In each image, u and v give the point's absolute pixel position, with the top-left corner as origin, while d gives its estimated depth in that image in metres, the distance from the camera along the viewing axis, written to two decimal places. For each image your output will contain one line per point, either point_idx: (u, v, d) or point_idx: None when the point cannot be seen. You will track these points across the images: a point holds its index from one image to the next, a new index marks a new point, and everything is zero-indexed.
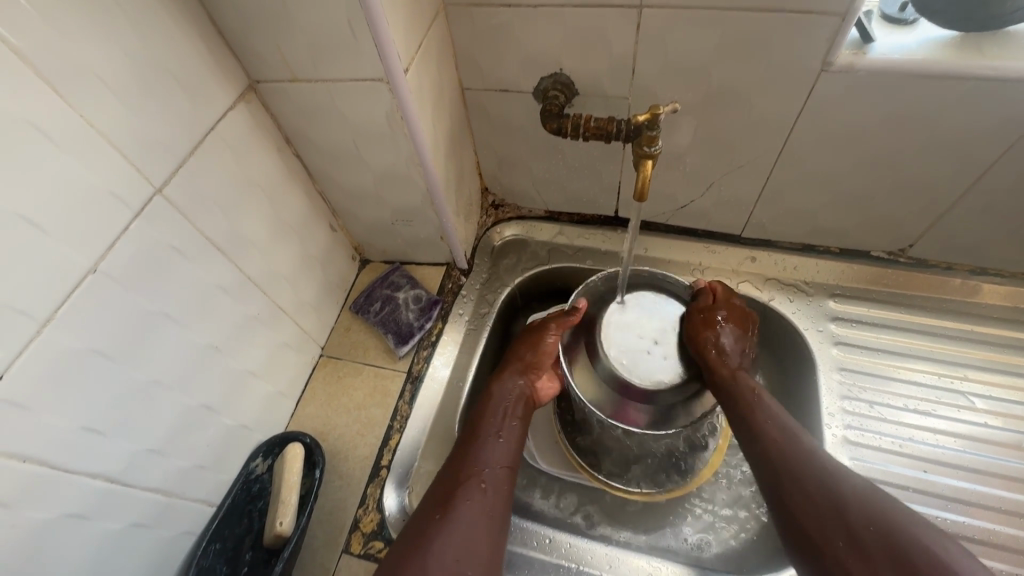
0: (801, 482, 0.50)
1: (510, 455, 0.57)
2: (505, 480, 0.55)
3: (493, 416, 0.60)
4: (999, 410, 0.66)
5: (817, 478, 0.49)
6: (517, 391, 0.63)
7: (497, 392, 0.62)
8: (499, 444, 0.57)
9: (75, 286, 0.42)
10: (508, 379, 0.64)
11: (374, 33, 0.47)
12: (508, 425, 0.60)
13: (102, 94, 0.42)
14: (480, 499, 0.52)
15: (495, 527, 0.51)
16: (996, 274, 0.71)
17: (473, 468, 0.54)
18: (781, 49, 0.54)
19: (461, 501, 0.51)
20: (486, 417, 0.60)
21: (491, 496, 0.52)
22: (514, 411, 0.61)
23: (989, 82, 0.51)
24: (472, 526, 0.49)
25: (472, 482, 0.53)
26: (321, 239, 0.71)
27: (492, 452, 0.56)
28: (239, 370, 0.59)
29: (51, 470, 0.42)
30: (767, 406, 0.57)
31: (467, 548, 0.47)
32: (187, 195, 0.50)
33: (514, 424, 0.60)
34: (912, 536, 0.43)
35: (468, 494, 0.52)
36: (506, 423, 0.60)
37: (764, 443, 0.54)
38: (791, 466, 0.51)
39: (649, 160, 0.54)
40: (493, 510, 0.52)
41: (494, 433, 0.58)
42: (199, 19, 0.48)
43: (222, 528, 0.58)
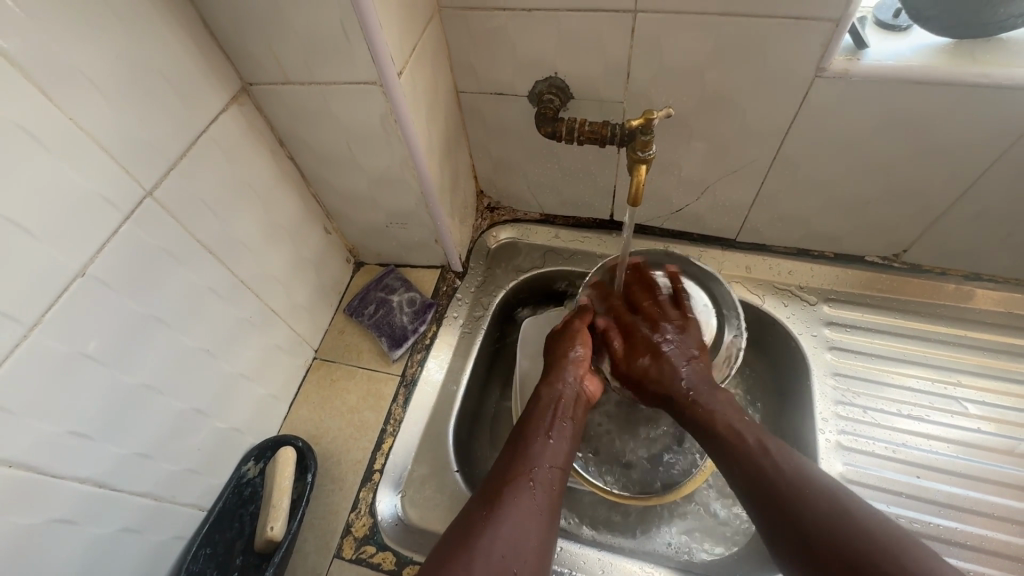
0: (791, 506, 0.46)
1: (563, 455, 0.53)
2: (558, 481, 0.50)
3: (541, 414, 0.55)
4: (992, 416, 0.66)
5: (807, 501, 0.46)
6: (569, 392, 0.58)
7: (546, 390, 0.58)
8: (549, 443, 0.53)
9: (63, 289, 0.41)
10: (556, 378, 0.59)
11: (367, 35, 0.47)
12: (562, 424, 0.55)
13: (92, 96, 0.41)
14: (530, 500, 0.48)
15: (547, 528, 0.47)
16: (990, 279, 0.71)
17: (523, 466, 0.50)
18: (775, 55, 0.54)
19: (509, 502, 0.47)
20: (536, 415, 0.55)
21: (543, 497, 0.48)
22: (569, 409, 0.57)
23: (982, 89, 0.51)
24: (522, 527, 0.45)
25: (522, 481, 0.49)
26: (315, 241, 0.70)
27: (547, 451, 0.52)
28: (231, 373, 0.59)
29: (37, 474, 0.41)
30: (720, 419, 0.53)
31: (519, 544, 0.45)
32: (178, 198, 0.49)
33: (567, 423, 0.55)
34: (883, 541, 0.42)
35: (517, 493, 0.48)
36: (557, 422, 0.55)
37: (749, 463, 0.50)
38: (762, 479, 0.48)
39: (643, 165, 0.54)
40: (545, 511, 0.48)
41: (544, 433, 0.54)
42: (191, 21, 0.48)
43: (213, 532, 0.57)
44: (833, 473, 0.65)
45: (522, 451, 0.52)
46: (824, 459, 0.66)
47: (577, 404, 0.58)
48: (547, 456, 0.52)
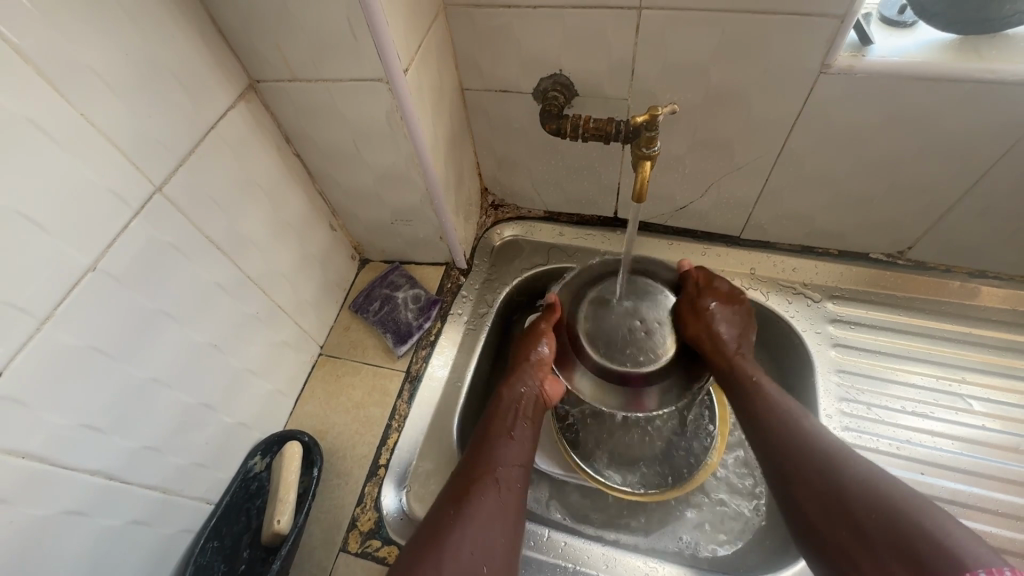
0: (808, 466, 0.51)
1: (523, 455, 0.58)
2: (518, 480, 0.56)
3: (503, 418, 0.60)
4: (997, 413, 0.66)
5: (819, 464, 0.50)
6: (528, 395, 0.62)
7: (507, 394, 0.62)
8: (509, 444, 0.58)
9: (74, 282, 0.42)
10: (518, 381, 0.62)
11: (373, 32, 0.47)
12: (520, 424, 0.60)
13: (102, 92, 0.42)
14: (494, 498, 0.53)
15: (510, 524, 0.52)
16: (995, 276, 0.71)
17: (488, 467, 0.55)
18: (781, 51, 0.54)
19: (475, 502, 0.52)
20: (498, 418, 0.60)
21: (505, 495, 0.54)
22: (528, 411, 0.62)
23: (988, 84, 0.51)
24: (487, 526, 0.51)
25: (486, 481, 0.54)
26: (322, 238, 0.71)
27: (509, 452, 0.57)
28: (238, 368, 0.59)
29: (48, 466, 0.42)
30: (767, 395, 0.58)
31: (485, 540, 0.50)
32: (187, 194, 0.50)
33: (525, 425, 0.60)
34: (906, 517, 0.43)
35: (482, 494, 0.53)
36: (516, 424, 0.60)
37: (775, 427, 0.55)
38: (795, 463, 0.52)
39: (648, 161, 0.54)
40: (508, 509, 0.53)
41: (505, 435, 0.58)
42: (200, 20, 0.49)
43: (221, 525, 0.58)
44: None
45: (484, 453, 0.56)
46: None
47: (534, 406, 0.62)
48: (508, 456, 0.56)
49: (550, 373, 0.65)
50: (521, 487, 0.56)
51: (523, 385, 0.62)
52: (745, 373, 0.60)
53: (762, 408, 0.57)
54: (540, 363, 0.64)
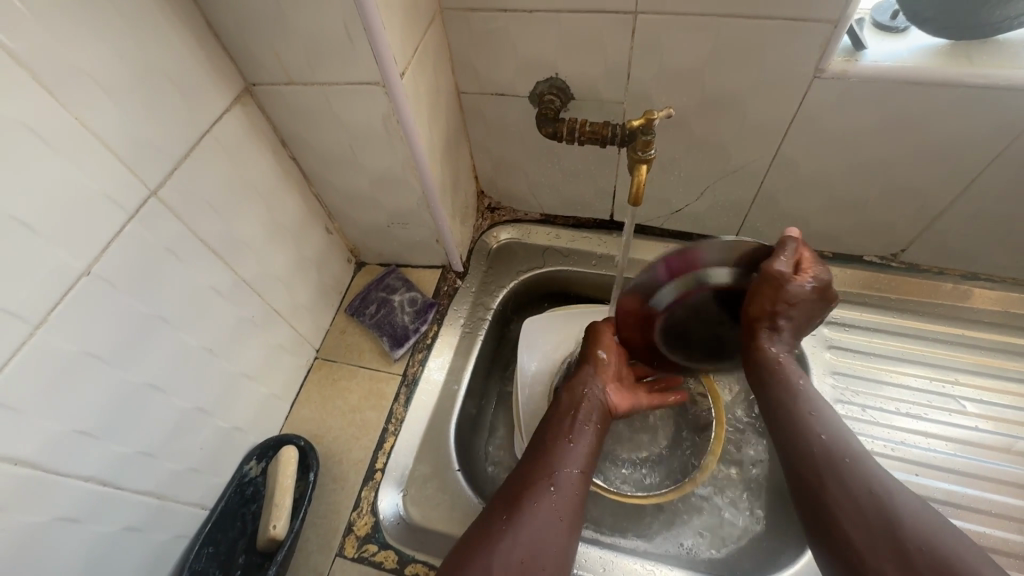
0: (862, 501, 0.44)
1: (584, 461, 0.54)
2: (578, 485, 0.53)
3: (566, 419, 0.57)
4: (989, 414, 0.66)
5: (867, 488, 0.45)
6: (592, 399, 0.59)
7: (575, 395, 0.59)
8: (571, 449, 0.55)
9: (68, 287, 0.41)
10: (584, 381, 0.60)
11: (370, 37, 0.48)
12: (581, 429, 0.57)
13: (96, 95, 0.41)
14: (551, 502, 0.50)
15: (567, 533, 0.50)
16: (986, 278, 0.72)
17: (547, 469, 0.53)
18: (775, 56, 0.54)
19: (532, 505, 0.50)
20: (562, 420, 0.57)
21: (565, 499, 0.51)
22: (594, 413, 0.59)
23: (978, 90, 0.52)
24: (542, 531, 0.48)
25: (544, 484, 0.52)
26: (317, 241, 0.71)
27: (567, 457, 0.54)
28: (233, 372, 0.59)
29: (42, 473, 0.41)
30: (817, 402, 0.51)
31: (537, 545, 0.48)
32: (182, 198, 0.50)
33: (590, 429, 0.57)
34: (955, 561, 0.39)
35: (537, 498, 0.50)
36: (579, 426, 0.57)
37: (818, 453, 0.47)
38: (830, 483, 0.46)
39: (644, 165, 0.55)
40: (564, 515, 0.50)
41: (567, 439, 0.56)
42: (196, 23, 0.48)
43: (215, 531, 0.57)
44: None
45: (544, 456, 0.54)
46: None
47: (602, 408, 0.59)
48: (572, 460, 0.54)
49: (614, 376, 0.63)
50: (582, 495, 0.53)
51: (591, 390, 0.59)
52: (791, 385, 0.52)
53: (805, 427, 0.50)
54: (603, 365, 0.61)
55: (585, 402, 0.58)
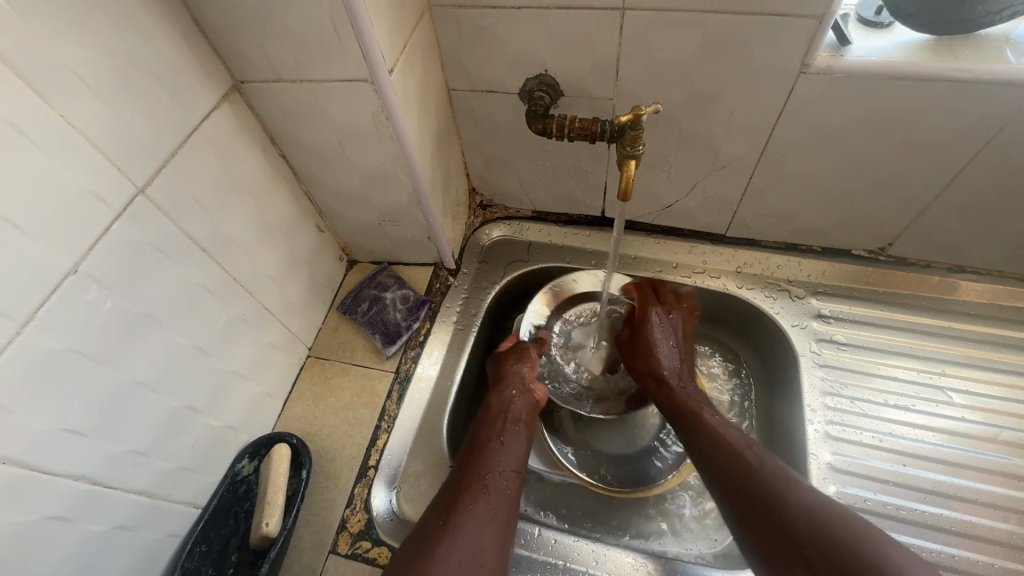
0: (770, 511, 0.50)
1: (515, 461, 0.59)
2: (511, 485, 0.56)
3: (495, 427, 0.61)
4: (977, 405, 0.67)
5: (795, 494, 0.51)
6: (518, 401, 0.65)
7: (509, 399, 0.64)
8: (496, 453, 0.58)
9: (57, 286, 0.41)
10: (508, 391, 0.65)
11: (358, 34, 0.48)
12: (511, 432, 0.62)
13: (82, 94, 0.41)
14: (484, 506, 0.52)
15: (501, 531, 0.52)
16: (973, 271, 0.73)
17: (478, 474, 0.56)
18: (761, 52, 0.55)
19: (466, 509, 0.52)
20: (488, 425, 0.62)
21: (496, 503, 0.53)
22: (519, 417, 0.64)
23: (962, 83, 0.52)
24: (472, 531, 0.50)
25: (475, 488, 0.54)
26: (309, 239, 0.71)
27: (500, 458, 0.58)
28: (225, 371, 0.59)
29: (33, 473, 0.41)
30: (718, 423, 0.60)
31: (472, 551, 0.49)
32: (170, 196, 0.50)
33: (517, 432, 0.62)
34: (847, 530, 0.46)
35: (468, 498, 0.53)
36: (508, 429, 0.62)
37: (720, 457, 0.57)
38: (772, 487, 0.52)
39: (632, 160, 0.55)
40: (498, 516, 0.52)
41: (491, 444, 0.59)
42: (183, 21, 0.48)
43: (208, 529, 0.57)
44: (821, 463, 0.66)
45: (472, 466, 0.57)
46: (812, 449, 0.67)
47: (528, 411, 0.65)
48: (501, 461, 0.57)
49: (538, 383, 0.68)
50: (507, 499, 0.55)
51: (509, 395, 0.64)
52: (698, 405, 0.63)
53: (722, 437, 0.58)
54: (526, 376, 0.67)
55: (512, 409, 0.63)
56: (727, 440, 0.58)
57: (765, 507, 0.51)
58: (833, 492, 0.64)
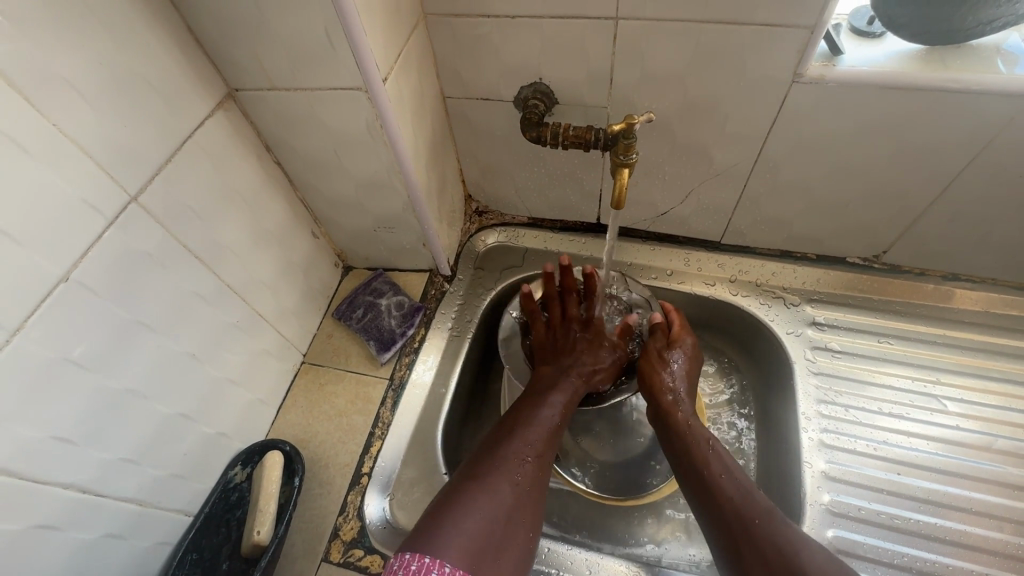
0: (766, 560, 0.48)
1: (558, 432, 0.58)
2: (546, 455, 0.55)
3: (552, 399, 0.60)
4: (971, 413, 0.67)
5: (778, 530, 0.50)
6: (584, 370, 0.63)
7: (568, 375, 0.62)
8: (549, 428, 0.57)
9: (47, 293, 0.41)
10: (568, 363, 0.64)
11: (351, 42, 0.48)
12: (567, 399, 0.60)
13: (75, 102, 0.41)
14: (522, 472, 0.52)
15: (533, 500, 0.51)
16: (967, 279, 0.73)
17: (523, 438, 0.55)
18: (754, 62, 0.55)
19: (505, 471, 0.51)
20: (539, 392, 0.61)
21: (535, 470, 0.53)
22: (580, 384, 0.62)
23: (954, 94, 0.53)
24: (513, 501, 0.49)
25: (517, 453, 0.54)
26: (304, 246, 0.71)
27: (545, 426, 0.57)
28: (217, 378, 0.59)
29: (22, 481, 0.41)
30: (719, 454, 0.58)
31: (506, 513, 0.48)
32: (163, 203, 0.50)
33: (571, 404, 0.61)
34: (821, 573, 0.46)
35: (515, 465, 0.52)
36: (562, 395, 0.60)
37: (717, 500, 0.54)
38: (751, 523, 0.51)
39: (626, 168, 0.56)
40: (534, 485, 0.52)
41: (549, 412, 0.59)
42: (178, 30, 0.49)
43: (200, 538, 0.57)
44: (815, 471, 0.65)
45: (523, 433, 0.56)
46: (807, 457, 0.66)
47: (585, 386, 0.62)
48: (546, 428, 0.57)
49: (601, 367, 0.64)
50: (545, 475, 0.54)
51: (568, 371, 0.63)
52: (697, 434, 0.60)
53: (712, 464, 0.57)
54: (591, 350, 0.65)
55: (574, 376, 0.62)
56: (726, 483, 0.55)
57: (761, 563, 0.49)
58: (827, 501, 0.64)
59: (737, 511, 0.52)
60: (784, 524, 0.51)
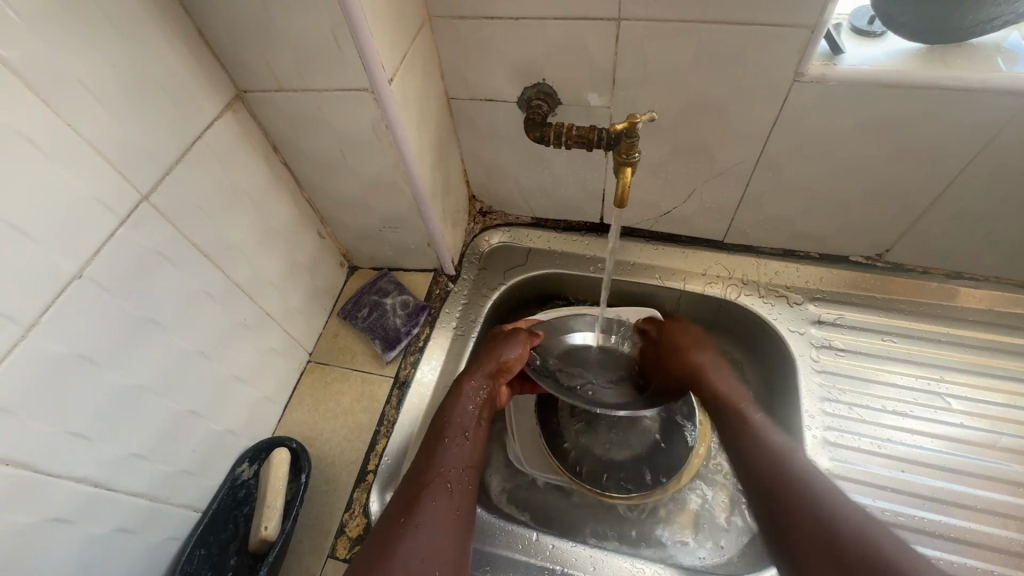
0: (805, 530, 0.51)
1: (473, 455, 0.59)
2: (468, 478, 0.57)
3: (458, 420, 0.61)
4: (976, 411, 0.67)
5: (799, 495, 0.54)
6: (477, 396, 0.64)
7: (470, 387, 0.64)
8: (467, 450, 0.59)
9: (62, 290, 0.42)
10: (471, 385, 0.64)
11: (358, 44, 0.49)
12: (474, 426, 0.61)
13: (88, 102, 0.42)
14: (445, 501, 0.53)
15: (462, 523, 0.53)
16: (971, 278, 0.73)
17: (435, 471, 0.56)
18: (755, 62, 0.56)
19: (427, 506, 0.52)
20: (452, 418, 0.61)
21: (455, 496, 0.54)
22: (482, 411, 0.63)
23: (954, 92, 0.53)
24: (438, 532, 0.51)
25: (437, 484, 0.55)
26: (310, 246, 0.71)
27: (455, 454, 0.58)
28: (225, 375, 0.59)
29: (36, 474, 0.42)
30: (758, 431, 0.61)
31: (434, 547, 0.49)
32: (174, 202, 0.50)
33: (479, 427, 0.62)
34: (850, 533, 0.49)
35: (434, 494, 0.54)
36: (470, 423, 0.61)
37: (760, 486, 0.57)
38: (783, 497, 0.55)
39: (628, 167, 0.56)
40: (459, 507, 0.54)
41: (454, 437, 0.59)
42: (188, 33, 0.50)
43: (207, 533, 0.58)
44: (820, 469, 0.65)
45: (442, 470, 0.56)
46: (811, 455, 0.66)
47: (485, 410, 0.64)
48: (452, 457, 0.57)
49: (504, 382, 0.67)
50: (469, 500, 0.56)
51: (475, 388, 0.64)
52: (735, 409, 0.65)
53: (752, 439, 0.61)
54: (506, 367, 0.66)
55: (477, 400, 0.63)
56: (766, 464, 0.58)
57: (801, 528, 0.52)
58: None
59: (774, 501, 0.55)
60: (803, 498, 0.54)
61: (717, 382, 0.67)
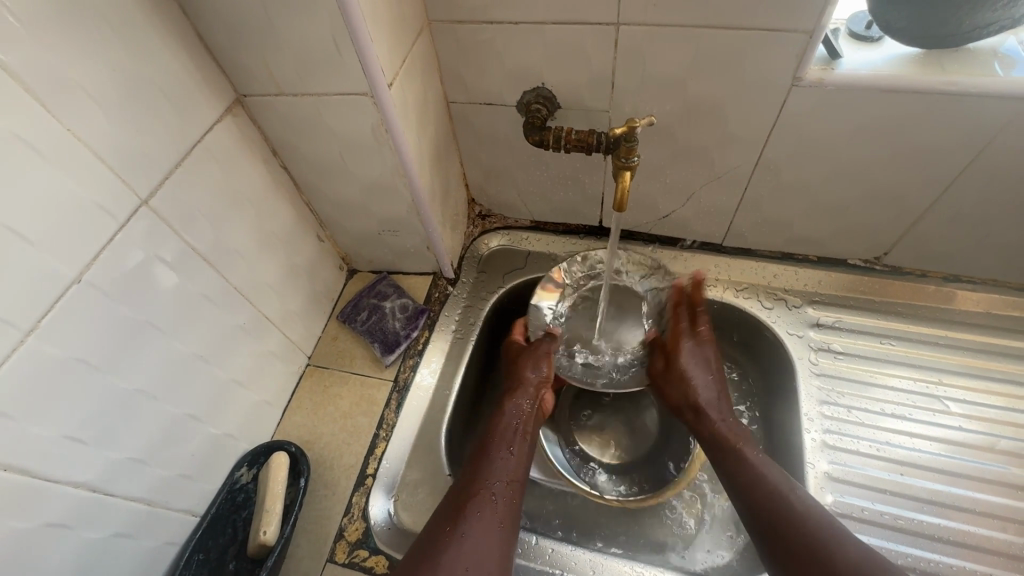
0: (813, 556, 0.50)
1: (517, 469, 0.60)
2: (512, 491, 0.58)
3: (506, 434, 0.63)
4: (975, 414, 0.67)
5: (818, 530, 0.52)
6: (519, 410, 0.66)
7: (513, 403, 0.66)
8: (512, 464, 0.60)
9: (61, 296, 0.42)
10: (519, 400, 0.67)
11: (358, 49, 0.49)
12: (519, 440, 0.63)
13: (88, 107, 0.42)
14: (490, 513, 0.54)
15: (506, 536, 0.54)
16: (969, 281, 0.73)
17: (481, 482, 0.57)
18: (754, 66, 0.56)
19: (473, 514, 0.54)
20: (499, 432, 0.63)
21: (500, 508, 0.55)
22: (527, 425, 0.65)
23: (951, 96, 0.53)
24: (483, 547, 0.51)
25: (482, 496, 0.56)
26: (309, 249, 0.71)
27: (502, 467, 0.59)
28: (225, 379, 0.59)
29: (35, 479, 0.42)
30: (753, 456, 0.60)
31: (477, 559, 0.50)
32: (174, 207, 0.51)
33: (525, 441, 0.63)
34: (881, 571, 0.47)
35: (481, 506, 0.55)
36: (516, 437, 0.63)
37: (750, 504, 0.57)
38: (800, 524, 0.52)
39: (627, 171, 0.56)
40: (504, 519, 0.55)
41: (501, 450, 0.61)
42: (188, 38, 0.50)
43: (206, 538, 0.57)
44: (819, 472, 0.66)
45: (487, 482, 0.57)
46: (811, 459, 0.67)
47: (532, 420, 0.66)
48: (499, 471, 0.58)
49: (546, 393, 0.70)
50: (513, 514, 0.56)
51: (518, 405, 0.66)
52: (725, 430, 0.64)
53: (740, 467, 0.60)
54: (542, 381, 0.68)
55: (522, 414, 0.65)
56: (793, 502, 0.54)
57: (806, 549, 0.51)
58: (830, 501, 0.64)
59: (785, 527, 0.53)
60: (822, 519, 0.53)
61: (701, 386, 0.67)
